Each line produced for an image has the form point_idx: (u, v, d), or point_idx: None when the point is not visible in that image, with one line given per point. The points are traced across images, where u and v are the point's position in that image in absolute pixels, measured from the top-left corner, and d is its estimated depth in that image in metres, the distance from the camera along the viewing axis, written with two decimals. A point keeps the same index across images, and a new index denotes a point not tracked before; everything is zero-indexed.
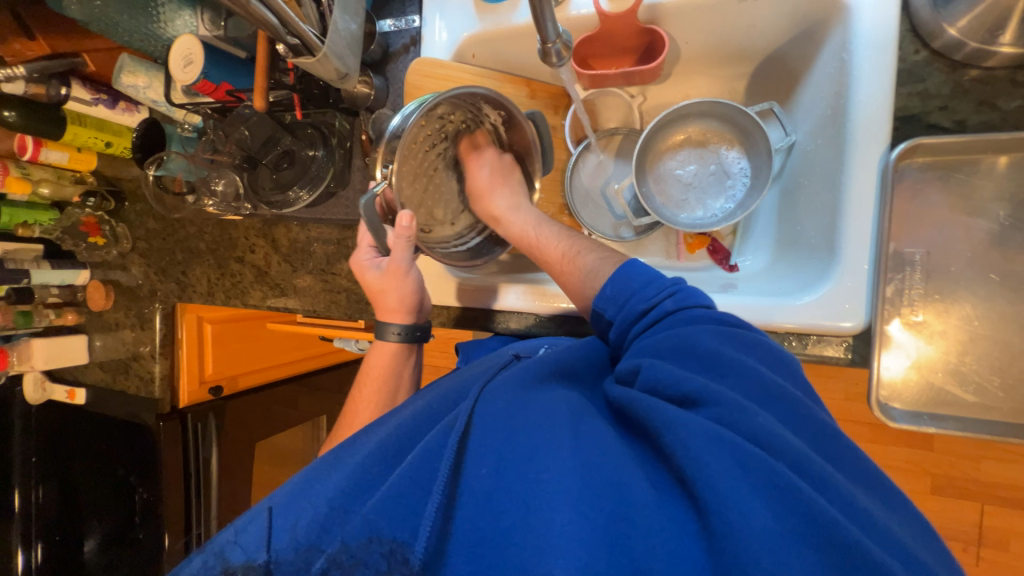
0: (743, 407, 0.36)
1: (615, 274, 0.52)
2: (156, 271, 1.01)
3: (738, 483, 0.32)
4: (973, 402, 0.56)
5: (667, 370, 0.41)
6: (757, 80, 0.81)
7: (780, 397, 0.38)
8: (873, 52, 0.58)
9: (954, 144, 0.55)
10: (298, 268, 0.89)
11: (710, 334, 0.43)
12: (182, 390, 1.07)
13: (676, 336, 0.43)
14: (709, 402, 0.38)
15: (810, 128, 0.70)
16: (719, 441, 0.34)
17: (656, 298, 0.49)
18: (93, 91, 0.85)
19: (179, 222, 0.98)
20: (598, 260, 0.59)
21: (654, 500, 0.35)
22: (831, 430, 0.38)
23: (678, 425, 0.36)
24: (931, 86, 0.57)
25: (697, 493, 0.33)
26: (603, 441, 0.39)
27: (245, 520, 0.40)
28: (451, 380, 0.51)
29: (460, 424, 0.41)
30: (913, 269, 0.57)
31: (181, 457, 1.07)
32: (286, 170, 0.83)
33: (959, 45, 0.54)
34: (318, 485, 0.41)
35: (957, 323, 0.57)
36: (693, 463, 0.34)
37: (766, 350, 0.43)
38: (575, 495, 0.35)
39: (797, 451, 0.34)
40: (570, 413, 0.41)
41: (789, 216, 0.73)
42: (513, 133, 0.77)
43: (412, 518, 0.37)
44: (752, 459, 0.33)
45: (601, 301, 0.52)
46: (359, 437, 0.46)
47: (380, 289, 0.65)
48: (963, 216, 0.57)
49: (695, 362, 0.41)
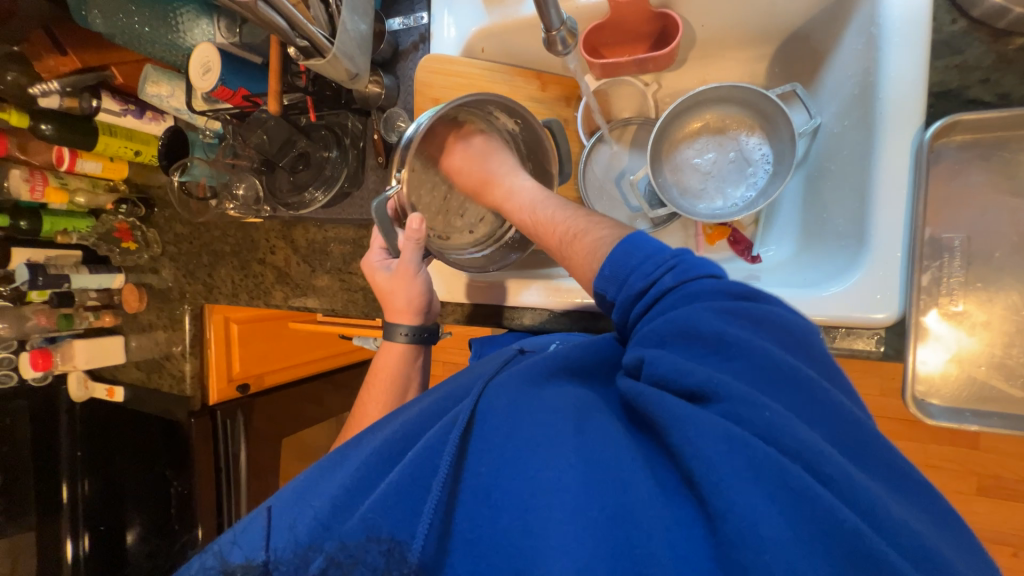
0: (753, 401, 0.34)
1: (612, 253, 0.48)
2: (185, 274, 1.05)
3: (746, 482, 0.31)
4: (1021, 398, 0.52)
5: (668, 360, 0.38)
6: (778, 61, 0.77)
7: (795, 385, 0.36)
8: (904, 27, 0.54)
9: (995, 120, 0.51)
10: (316, 269, 0.91)
11: (711, 312, 0.40)
12: (211, 388, 1.10)
13: (677, 318, 0.40)
14: (716, 396, 0.35)
15: (836, 109, 0.66)
16: (728, 439, 0.32)
17: (656, 274, 0.45)
18: (122, 103, 0.88)
19: (204, 225, 1.02)
20: (596, 239, 0.54)
21: (658, 498, 0.34)
22: (854, 419, 0.35)
23: (683, 421, 0.34)
24: (970, 58, 0.53)
25: (703, 493, 0.32)
26: (607, 438, 0.38)
27: (255, 516, 0.41)
28: (458, 377, 0.51)
29: (461, 421, 0.40)
30: (952, 256, 0.53)
31: (212, 452, 1.12)
32: (302, 172, 0.84)
33: (1003, 11, 0.50)
34: (324, 483, 0.41)
35: (1002, 312, 0.53)
36: (699, 462, 0.32)
37: (779, 330, 0.39)
38: (575, 494, 0.35)
39: (814, 449, 0.32)
40: (573, 410, 0.40)
41: (814, 203, 0.70)
42: (530, 141, 0.76)
43: (411, 516, 0.38)
44: (762, 457, 0.31)
45: (600, 281, 0.48)
46: (367, 435, 0.47)
47: (388, 291, 0.65)
48: (1007, 197, 0.53)
49: (701, 351, 0.39)
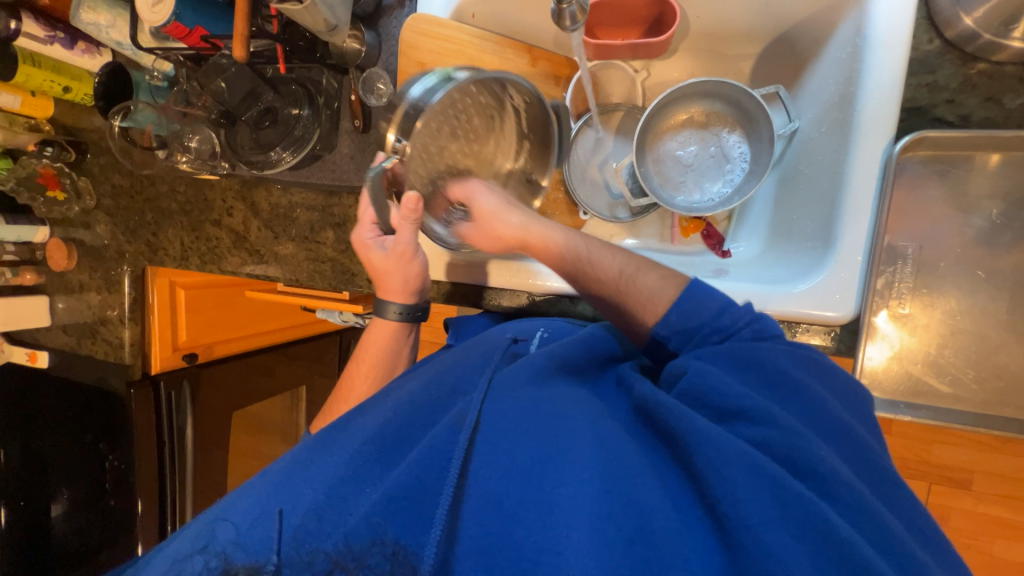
0: (788, 430, 0.38)
1: (679, 301, 0.51)
2: (124, 230, 0.95)
3: (766, 510, 0.34)
4: (947, 393, 0.58)
5: (710, 381, 0.42)
6: (762, 63, 0.79)
7: (840, 433, 0.40)
8: (886, 44, 0.56)
9: (957, 139, 0.55)
10: (280, 235, 0.85)
11: (787, 355, 0.46)
12: (153, 356, 1.02)
13: (735, 350, 0.46)
14: (760, 420, 0.39)
15: (815, 115, 0.69)
16: (752, 468, 0.35)
17: (732, 328, 0.49)
18: (48, 28, 0.75)
19: (150, 178, 0.92)
20: (658, 280, 0.54)
21: (675, 518, 0.36)
22: (867, 450, 0.40)
23: (709, 445, 0.37)
24: (940, 78, 0.57)
25: (725, 521, 0.34)
26: (625, 450, 0.39)
27: (246, 507, 0.40)
28: (452, 362, 0.51)
29: (471, 423, 0.41)
30: (904, 263, 0.58)
31: (154, 424, 1.03)
32: (268, 129, 0.77)
33: (972, 36, 0.54)
34: (313, 469, 0.42)
35: (940, 316, 0.58)
36: (723, 488, 0.35)
37: (838, 381, 0.46)
38: (592, 508, 0.35)
39: (828, 470, 0.36)
40: (589, 417, 0.42)
41: (785, 205, 0.73)
42: (535, 124, 0.66)
43: (420, 526, 0.38)
44: (785, 487, 0.34)
45: (663, 328, 0.52)
46: (354, 419, 0.47)
47: (385, 270, 0.62)
48: (956, 213, 0.58)
49: (756, 380, 0.44)
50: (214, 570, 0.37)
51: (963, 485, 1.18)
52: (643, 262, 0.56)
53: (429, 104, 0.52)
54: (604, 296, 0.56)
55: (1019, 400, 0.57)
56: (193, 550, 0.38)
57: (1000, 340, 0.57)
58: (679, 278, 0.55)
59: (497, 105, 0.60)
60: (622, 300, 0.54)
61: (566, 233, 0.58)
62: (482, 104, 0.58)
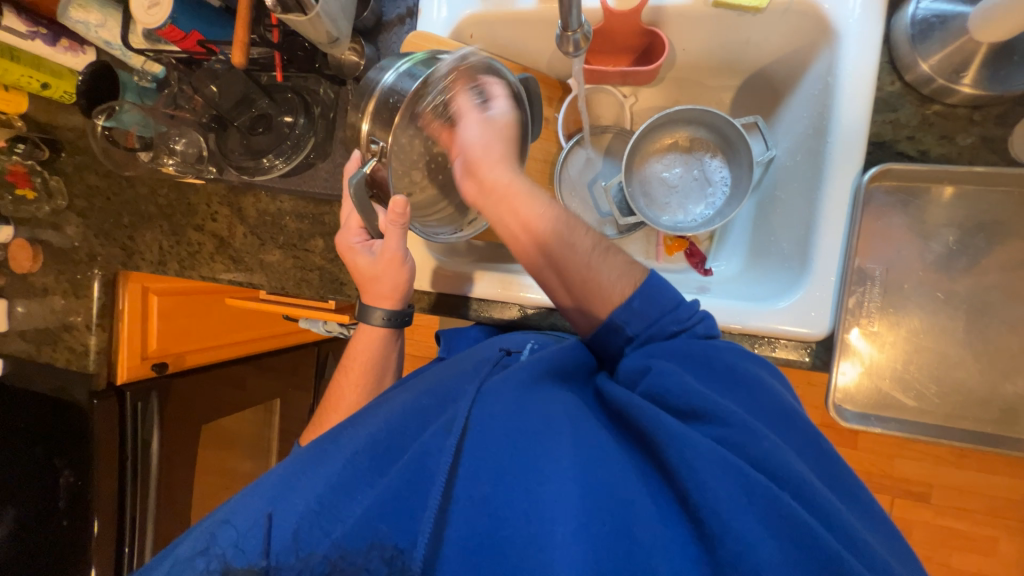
0: (751, 429, 0.39)
1: (643, 287, 0.52)
2: (97, 233, 0.90)
3: (738, 503, 0.35)
4: (913, 406, 0.63)
5: (677, 379, 0.44)
6: (744, 95, 0.84)
7: (789, 420, 0.43)
8: (856, 79, 0.61)
9: (919, 172, 0.61)
10: (266, 242, 0.83)
11: (736, 353, 0.48)
12: (120, 365, 0.97)
13: (690, 347, 0.48)
14: (720, 419, 0.40)
15: (790, 145, 0.74)
16: (723, 464, 0.36)
17: (689, 322, 0.51)
18: (30, 23, 0.71)
19: (129, 180, 0.89)
20: (621, 260, 0.54)
21: (654, 515, 0.36)
22: (816, 442, 0.43)
23: (683, 442, 0.38)
24: (902, 116, 0.62)
25: (700, 517, 0.35)
26: (604, 451, 0.40)
27: (247, 513, 0.39)
28: (440, 374, 0.51)
29: (459, 427, 0.40)
30: (873, 284, 0.63)
31: (117, 437, 0.96)
32: (261, 135, 0.77)
33: (928, 80, 0.60)
34: (306, 480, 0.40)
35: (905, 334, 0.63)
36: (696, 484, 0.36)
37: (775, 369, 0.49)
38: (576, 507, 0.36)
39: (790, 469, 0.37)
40: (570, 419, 0.42)
41: (764, 226, 0.77)
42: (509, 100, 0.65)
43: (410, 525, 0.37)
44: (757, 482, 0.36)
45: (624, 313, 0.52)
46: (346, 429, 0.46)
47: (370, 274, 0.63)
48: (918, 239, 0.63)
49: (709, 374, 0.46)
50: (213, 572, 0.36)
51: (922, 497, 1.24)
52: (610, 246, 0.55)
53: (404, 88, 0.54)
54: (568, 274, 0.54)
55: (976, 413, 0.62)
56: (194, 551, 0.37)
57: (958, 357, 0.62)
58: (642, 265, 0.55)
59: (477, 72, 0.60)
60: (586, 279, 0.53)
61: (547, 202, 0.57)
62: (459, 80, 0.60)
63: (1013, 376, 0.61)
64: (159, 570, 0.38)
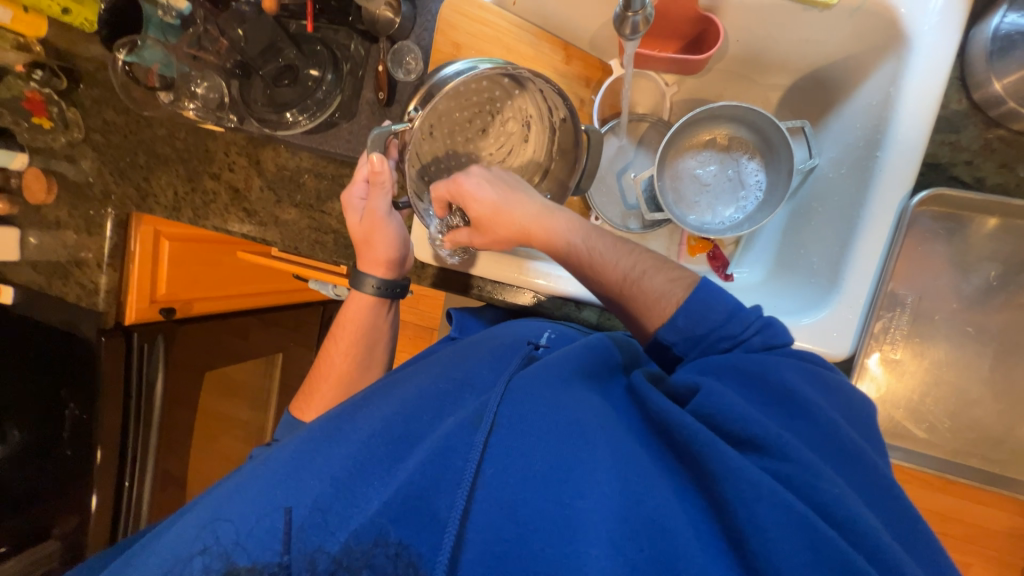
0: (808, 466, 0.38)
1: (687, 304, 0.51)
2: (112, 171, 0.89)
3: (796, 549, 0.33)
4: (922, 438, 0.62)
5: (731, 401, 0.42)
6: (792, 97, 0.80)
7: (853, 456, 0.40)
8: (923, 90, 0.58)
9: (972, 202, 0.58)
10: (283, 199, 0.82)
11: (794, 372, 0.46)
12: (128, 306, 0.96)
13: (743, 364, 0.47)
14: (778, 453, 0.39)
15: (835, 155, 0.70)
16: (787, 507, 0.34)
17: (741, 335, 0.50)
18: None
19: (147, 119, 0.86)
20: (667, 282, 0.54)
21: (698, 548, 0.34)
22: (886, 485, 0.39)
23: (739, 476, 0.36)
24: (963, 139, 0.59)
25: (749, 557, 0.34)
26: (643, 469, 0.38)
27: (245, 510, 0.37)
28: (464, 359, 0.50)
29: (487, 424, 0.40)
30: (902, 310, 0.61)
31: (123, 379, 0.96)
32: (286, 88, 0.75)
33: (997, 102, 0.56)
34: (320, 459, 0.40)
35: (927, 365, 0.61)
36: (750, 522, 0.34)
37: (844, 397, 0.45)
38: (612, 526, 0.34)
39: (857, 517, 0.35)
40: (605, 426, 0.40)
41: (795, 238, 0.74)
42: (563, 141, 0.71)
43: (434, 527, 0.37)
44: (818, 527, 0.33)
45: (670, 332, 0.52)
46: (359, 408, 0.45)
47: (364, 239, 0.65)
48: (959, 270, 0.60)
49: (764, 395, 0.45)
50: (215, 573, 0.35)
51: None
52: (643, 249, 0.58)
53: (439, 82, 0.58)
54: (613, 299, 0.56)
55: (985, 452, 0.61)
56: (192, 551, 0.36)
57: (978, 395, 0.61)
58: (691, 279, 0.54)
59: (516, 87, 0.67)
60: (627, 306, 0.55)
61: (575, 232, 0.57)
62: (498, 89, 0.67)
63: None
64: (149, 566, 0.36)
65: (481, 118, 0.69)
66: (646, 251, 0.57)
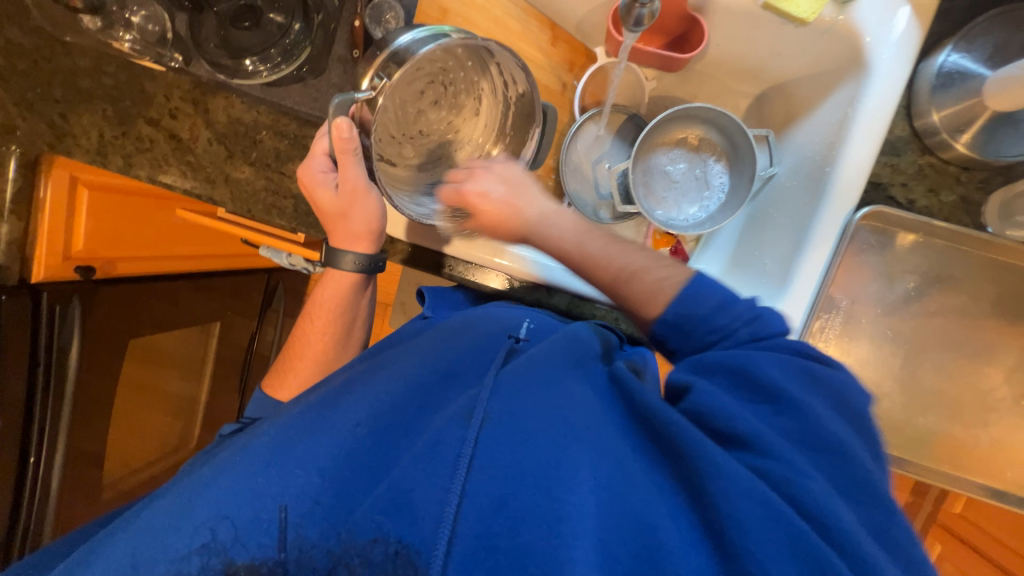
0: (793, 466, 0.38)
1: (680, 296, 0.51)
2: (17, 101, 0.73)
3: (774, 545, 0.34)
4: None
5: (717, 400, 0.43)
6: (755, 108, 0.85)
7: (839, 456, 0.39)
8: (871, 116, 0.64)
9: (906, 219, 0.65)
10: (236, 156, 0.74)
11: (782, 367, 0.45)
12: (37, 261, 0.79)
13: (735, 361, 0.46)
14: (763, 451, 0.39)
15: (793, 164, 0.75)
16: (764, 503, 0.35)
17: (730, 326, 0.50)
18: None
19: (66, 46, 0.73)
20: (660, 277, 0.54)
21: (680, 541, 0.36)
22: (876, 489, 0.39)
23: (722, 473, 0.37)
24: (902, 163, 0.66)
25: (733, 552, 0.35)
26: (626, 464, 0.39)
27: (230, 480, 0.37)
28: (450, 349, 0.49)
29: (478, 420, 0.39)
30: (837, 313, 0.68)
31: (28, 340, 0.78)
32: (245, 31, 0.67)
33: (934, 132, 0.63)
34: (301, 448, 0.39)
35: (851, 362, 0.69)
36: (733, 520, 0.35)
37: (837, 392, 0.43)
38: (598, 522, 0.35)
39: (834, 514, 0.35)
40: (592, 420, 0.42)
41: (750, 240, 0.80)
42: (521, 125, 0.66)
43: (422, 523, 0.35)
44: (796, 526, 0.34)
45: (663, 327, 0.53)
46: (342, 396, 0.44)
47: (339, 213, 0.60)
48: (885, 281, 0.68)
49: (755, 394, 0.44)
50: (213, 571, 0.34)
51: None
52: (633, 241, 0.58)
53: (408, 52, 0.51)
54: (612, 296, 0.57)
55: (888, 437, 0.70)
56: (191, 548, 0.35)
57: (888, 389, 0.70)
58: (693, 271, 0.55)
59: (481, 63, 0.61)
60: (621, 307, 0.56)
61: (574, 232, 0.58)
62: (465, 64, 0.62)
63: (926, 413, 0.70)
64: (125, 535, 0.37)
65: (434, 89, 0.63)
66: (643, 248, 0.57)
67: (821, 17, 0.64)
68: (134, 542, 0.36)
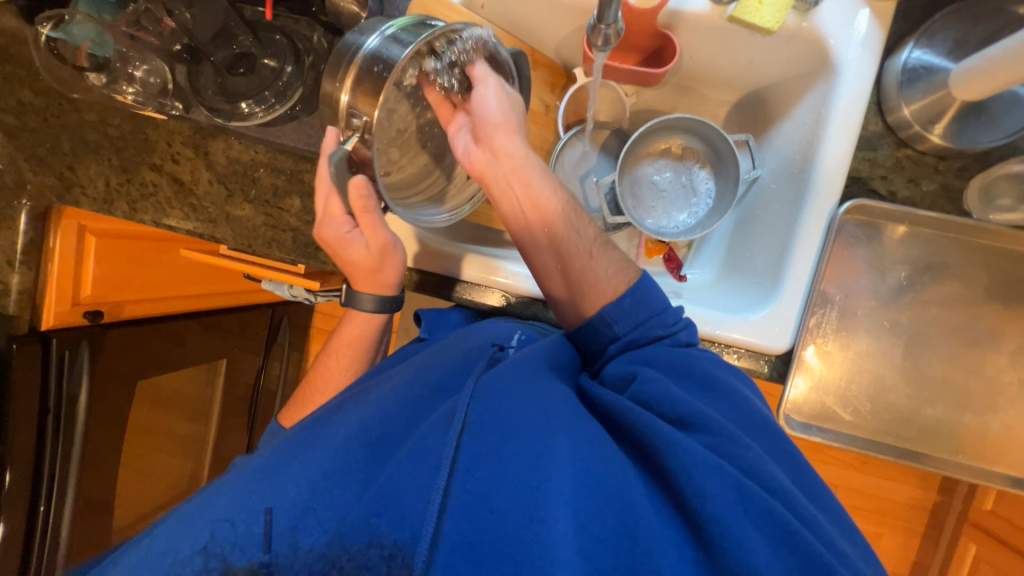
0: (732, 437, 0.43)
1: (635, 288, 0.56)
2: (28, 157, 0.78)
3: (735, 510, 0.37)
4: (849, 420, 0.69)
5: (659, 387, 0.47)
6: (736, 114, 0.88)
7: (760, 428, 0.48)
8: (845, 114, 0.65)
9: (886, 210, 0.66)
10: (235, 194, 0.77)
11: (702, 358, 0.53)
12: (46, 308, 0.81)
13: (668, 356, 0.52)
14: (710, 429, 0.44)
15: (776, 166, 0.77)
16: (719, 470, 0.39)
17: (674, 327, 0.56)
18: None
19: (73, 102, 0.77)
20: (610, 271, 0.57)
21: (654, 517, 0.38)
22: (787, 448, 0.47)
23: (680, 447, 0.40)
24: (879, 156, 0.68)
25: (696, 518, 0.38)
26: (604, 447, 0.41)
27: (227, 502, 0.38)
28: (430, 360, 0.51)
29: (459, 423, 0.40)
30: (832, 308, 0.69)
31: (38, 385, 0.79)
32: (240, 77, 0.69)
33: (906, 125, 0.64)
34: (295, 464, 0.39)
35: (852, 356, 0.69)
36: (695, 489, 0.38)
37: (745, 379, 0.54)
38: (579, 503, 0.36)
39: (765, 472, 0.41)
40: (570, 409, 0.43)
41: (740, 242, 0.81)
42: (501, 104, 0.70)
43: (412, 519, 0.36)
44: (746, 487, 0.38)
45: (614, 311, 0.55)
46: (334, 412, 0.45)
47: (372, 269, 0.63)
48: (876, 271, 0.69)
49: (690, 381, 0.50)
50: (214, 571, 0.35)
51: None
52: (608, 242, 0.59)
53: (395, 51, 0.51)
54: (568, 260, 0.57)
55: (898, 430, 0.69)
56: (194, 549, 0.36)
57: (892, 381, 0.69)
58: (634, 267, 0.59)
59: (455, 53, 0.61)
60: (584, 268, 0.56)
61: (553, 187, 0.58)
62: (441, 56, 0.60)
63: (935, 403, 0.69)
64: (131, 557, 0.38)
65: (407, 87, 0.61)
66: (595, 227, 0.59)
67: (785, 24, 0.67)
68: (138, 565, 0.37)
